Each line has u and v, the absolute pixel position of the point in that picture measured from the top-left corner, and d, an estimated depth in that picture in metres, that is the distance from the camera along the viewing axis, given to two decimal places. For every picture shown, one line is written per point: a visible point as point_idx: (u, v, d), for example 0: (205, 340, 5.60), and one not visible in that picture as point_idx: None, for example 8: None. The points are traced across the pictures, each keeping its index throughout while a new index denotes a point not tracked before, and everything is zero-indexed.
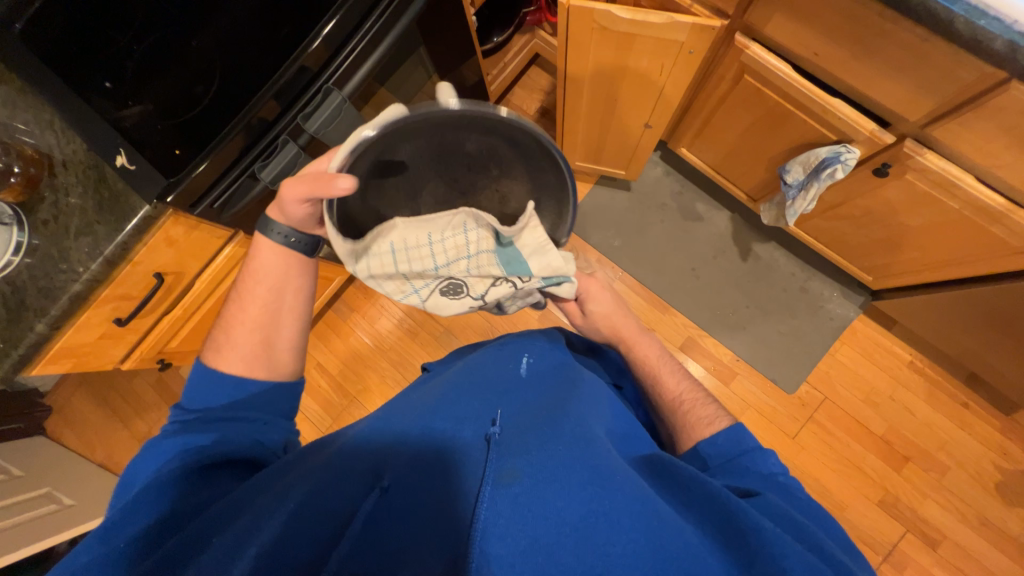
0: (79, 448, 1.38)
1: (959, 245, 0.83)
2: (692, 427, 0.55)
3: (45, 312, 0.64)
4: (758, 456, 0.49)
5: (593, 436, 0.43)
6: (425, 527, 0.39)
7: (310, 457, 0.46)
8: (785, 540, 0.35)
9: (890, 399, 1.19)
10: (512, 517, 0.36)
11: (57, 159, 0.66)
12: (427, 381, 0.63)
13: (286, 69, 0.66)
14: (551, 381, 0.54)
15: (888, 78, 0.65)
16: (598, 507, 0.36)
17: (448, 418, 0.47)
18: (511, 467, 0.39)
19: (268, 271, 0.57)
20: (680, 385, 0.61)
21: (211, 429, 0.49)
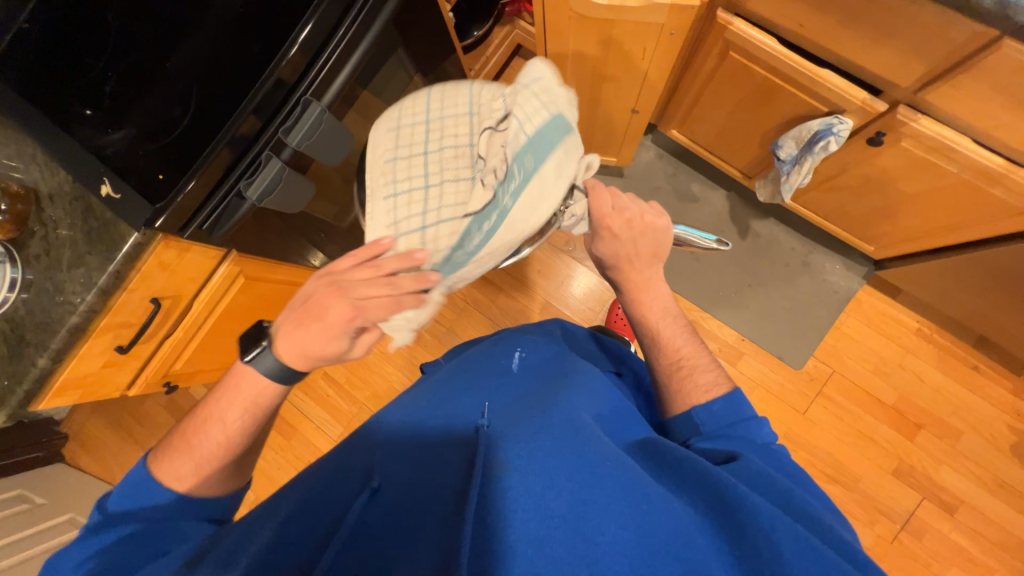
0: (98, 473, 1.40)
1: (959, 210, 0.81)
2: (687, 395, 0.55)
3: (46, 345, 0.64)
4: (752, 424, 0.50)
5: (582, 424, 0.42)
6: (415, 522, 0.38)
7: (305, 470, 0.46)
8: (773, 513, 0.35)
9: (899, 367, 1.18)
10: (499, 511, 0.35)
11: (43, 194, 0.66)
12: (421, 380, 0.63)
13: (263, 81, 0.64)
14: (544, 372, 0.54)
15: (876, 45, 0.64)
16: (587, 495, 0.35)
17: (444, 417, 0.48)
18: (501, 460, 0.39)
19: (249, 399, 0.53)
20: (681, 348, 0.59)
21: (135, 522, 0.48)
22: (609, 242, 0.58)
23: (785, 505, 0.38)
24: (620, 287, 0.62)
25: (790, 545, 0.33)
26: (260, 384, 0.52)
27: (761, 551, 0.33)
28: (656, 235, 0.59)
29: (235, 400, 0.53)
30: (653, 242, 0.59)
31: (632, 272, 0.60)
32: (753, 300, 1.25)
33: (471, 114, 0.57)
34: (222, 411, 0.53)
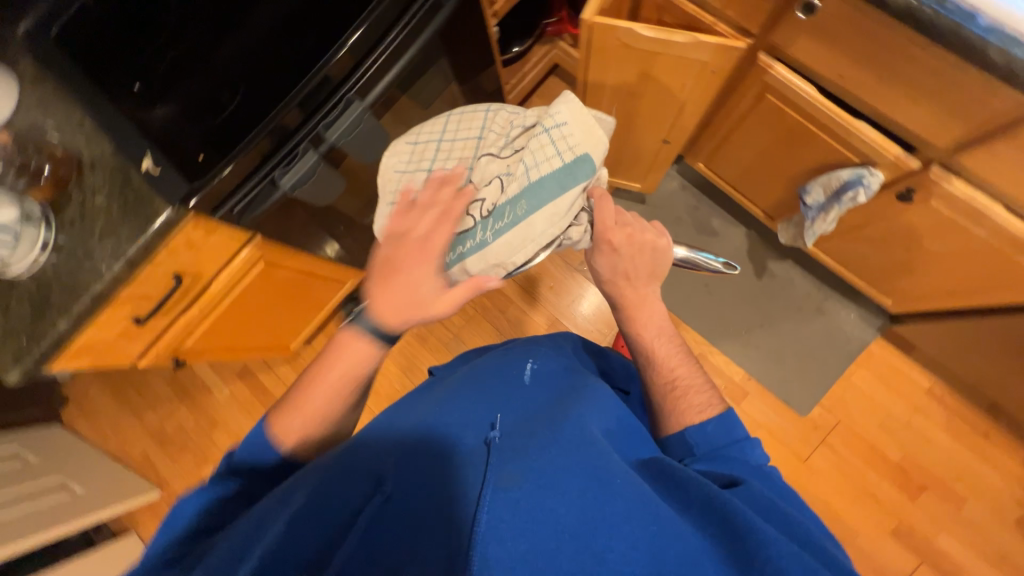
0: (92, 438, 1.41)
1: (983, 274, 0.81)
2: (682, 414, 0.53)
3: (69, 309, 0.65)
4: (746, 446, 0.50)
5: (591, 440, 0.42)
6: (425, 527, 0.38)
7: (315, 461, 0.44)
8: (781, 540, 0.35)
9: (906, 425, 1.16)
10: (512, 521, 0.36)
11: (84, 160, 0.68)
12: (432, 385, 0.62)
13: (309, 78, 0.67)
14: (556, 385, 0.53)
15: (916, 105, 0.64)
16: (599, 515, 0.36)
17: (455, 424, 0.46)
18: (511, 471, 0.39)
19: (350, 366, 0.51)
20: (675, 370, 0.57)
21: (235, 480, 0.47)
22: (606, 254, 0.57)
23: (791, 532, 0.38)
24: (613, 302, 0.61)
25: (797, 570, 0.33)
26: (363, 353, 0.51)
27: None
28: (654, 255, 0.58)
29: (342, 365, 0.51)
30: (650, 260, 0.58)
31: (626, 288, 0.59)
32: (763, 340, 1.24)
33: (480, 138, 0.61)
34: (327, 378, 0.51)
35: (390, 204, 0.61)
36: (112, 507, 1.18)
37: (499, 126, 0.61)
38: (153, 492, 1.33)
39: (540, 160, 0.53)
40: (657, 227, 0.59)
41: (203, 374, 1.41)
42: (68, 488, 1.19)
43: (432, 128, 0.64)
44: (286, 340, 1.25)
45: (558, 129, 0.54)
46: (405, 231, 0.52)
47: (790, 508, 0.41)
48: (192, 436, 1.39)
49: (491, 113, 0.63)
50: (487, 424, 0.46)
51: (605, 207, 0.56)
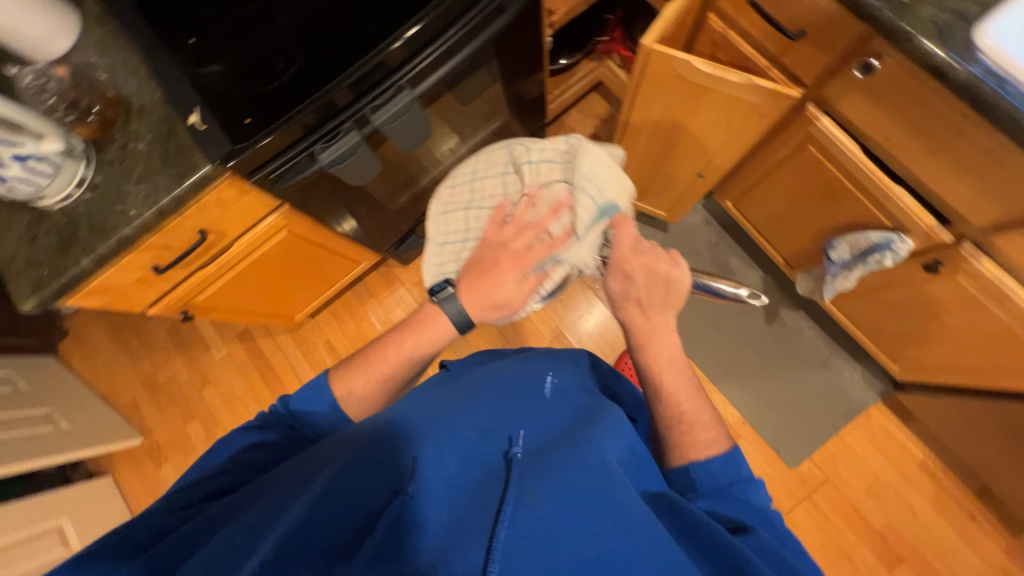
0: (85, 375, 1.42)
1: (996, 356, 0.80)
2: (686, 450, 0.52)
3: (92, 248, 0.66)
4: (750, 486, 0.49)
5: (611, 468, 0.42)
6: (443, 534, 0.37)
7: (340, 441, 0.48)
8: None
9: (894, 494, 1.15)
10: (532, 541, 0.36)
11: (133, 105, 0.69)
12: (448, 379, 0.61)
13: (366, 61, 0.67)
14: (576, 402, 0.53)
15: (958, 179, 0.64)
16: (616, 546, 0.36)
17: (475, 431, 0.46)
18: (534, 490, 0.39)
19: (425, 341, 0.59)
20: (684, 403, 0.54)
21: (275, 428, 0.57)
22: (618, 280, 0.56)
23: None
24: (625, 328, 0.59)
25: None
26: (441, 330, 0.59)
27: None
28: (669, 283, 0.56)
29: (415, 339, 0.59)
30: (665, 289, 0.57)
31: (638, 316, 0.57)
32: (764, 386, 1.23)
33: (506, 175, 0.65)
34: (401, 347, 0.59)
35: (443, 242, 0.66)
36: (97, 447, 1.21)
37: (522, 159, 0.64)
38: (135, 439, 1.33)
39: (572, 193, 0.59)
40: (671, 253, 0.57)
41: (204, 330, 1.42)
42: (54, 421, 1.19)
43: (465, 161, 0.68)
44: (292, 311, 1.26)
45: (583, 162, 0.61)
46: (502, 242, 0.59)
47: (795, 559, 0.42)
48: (183, 389, 1.39)
49: (512, 147, 0.66)
50: (506, 436, 0.46)
51: (625, 236, 0.57)
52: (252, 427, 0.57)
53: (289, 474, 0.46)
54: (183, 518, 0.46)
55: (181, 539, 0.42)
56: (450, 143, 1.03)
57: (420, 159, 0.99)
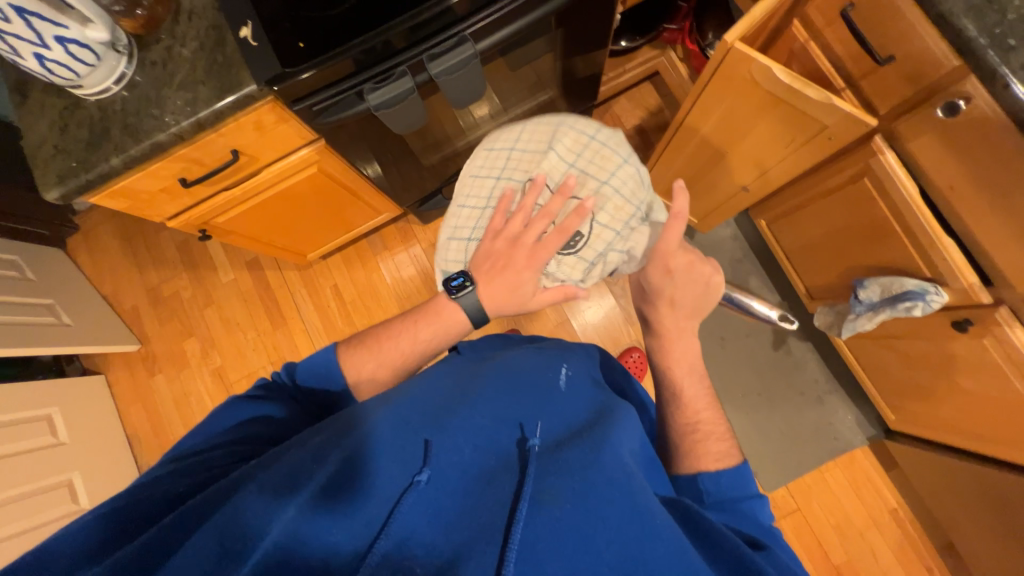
0: (90, 275, 1.42)
1: (1000, 424, 0.80)
2: (697, 459, 0.53)
3: (125, 149, 0.64)
4: (756, 504, 0.49)
5: (629, 469, 0.41)
6: (461, 525, 0.38)
7: (353, 417, 0.47)
8: None
9: (859, 535, 1.17)
10: (553, 546, 0.35)
11: (183, 7, 0.65)
12: (466, 360, 0.62)
13: (433, 5, 0.63)
14: (590, 398, 0.53)
15: (1015, 242, 0.62)
16: (638, 553, 0.36)
17: (491, 419, 0.46)
18: (552, 487, 0.39)
19: (437, 325, 0.60)
20: (701, 414, 0.56)
21: (280, 402, 0.55)
22: (659, 273, 0.58)
23: None
24: (651, 327, 0.61)
25: None
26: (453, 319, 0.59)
27: None
28: (706, 289, 0.60)
29: (430, 324, 0.60)
30: (699, 293, 0.59)
31: (672, 313, 0.59)
32: (756, 409, 1.24)
33: (548, 152, 0.64)
34: (414, 329, 0.60)
35: (464, 203, 0.66)
36: (90, 346, 1.22)
37: (568, 144, 0.63)
38: (132, 345, 1.34)
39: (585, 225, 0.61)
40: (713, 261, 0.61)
41: (213, 251, 1.41)
42: (54, 314, 1.20)
43: (523, 126, 0.66)
44: (305, 249, 1.25)
45: (615, 204, 0.61)
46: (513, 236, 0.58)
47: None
48: (184, 306, 1.40)
49: (562, 127, 0.65)
50: (521, 427, 0.46)
51: (674, 232, 0.56)
52: (251, 399, 0.54)
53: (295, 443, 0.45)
54: (188, 485, 0.42)
55: (178, 522, 0.37)
56: (485, 111, 0.99)
57: (457, 121, 0.95)
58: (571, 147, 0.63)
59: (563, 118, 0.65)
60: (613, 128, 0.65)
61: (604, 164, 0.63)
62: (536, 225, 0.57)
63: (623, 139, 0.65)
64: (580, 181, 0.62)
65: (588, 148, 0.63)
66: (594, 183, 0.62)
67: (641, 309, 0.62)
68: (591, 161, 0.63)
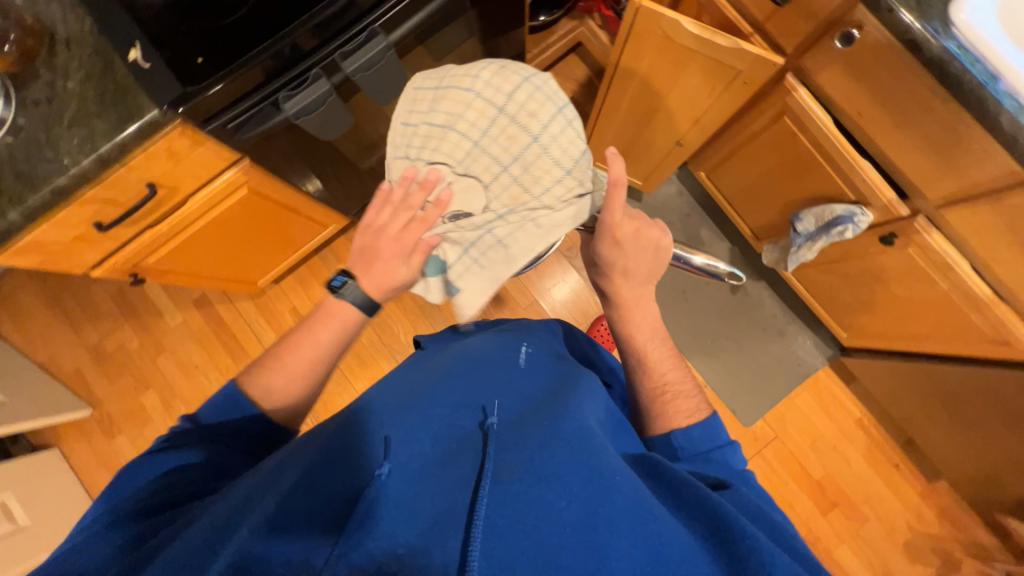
0: (19, 344, 1.30)
1: (933, 322, 0.88)
2: (669, 417, 0.55)
3: (22, 200, 0.58)
4: (728, 450, 0.52)
5: (589, 435, 0.43)
6: (421, 510, 0.37)
7: (310, 437, 0.46)
8: (776, 550, 0.35)
9: (833, 449, 1.27)
10: (515, 515, 0.36)
11: (59, 36, 0.60)
12: (427, 357, 0.62)
13: (334, 1, 0.61)
14: (550, 374, 0.55)
15: (921, 155, 0.67)
16: (599, 510, 0.37)
17: (451, 409, 0.47)
18: (511, 462, 0.40)
19: (336, 325, 0.55)
20: (667, 375, 0.59)
21: (198, 446, 0.49)
22: (610, 245, 0.57)
23: (777, 537, 0.39)
24: (608, 298, 0.62)
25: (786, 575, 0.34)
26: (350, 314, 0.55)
27: None
28: (655, 253, 0.59)
29: (328, 325, 0.55)
30: (646, 259, 0.59)
31: (626, 282, 0.60)
32: (725, 352, 1.30)
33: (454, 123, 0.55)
34: (314, 333, 0.55)
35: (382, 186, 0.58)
36: (37, 420, 1.12)
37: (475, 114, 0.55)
38: (83, 410, 1.25)
39: (485, 210, 0.55)
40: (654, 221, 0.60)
41: (155, 296, 1.32)
42: None
43: (427, 92, 0.57)
44: (254, 276, 1.19)
45: (526, 187, 0.55)
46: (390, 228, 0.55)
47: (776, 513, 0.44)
48: (133, 358, 1.31)
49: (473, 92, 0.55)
50: (481, 410, 0.47)
51: (615, 206, 0.54)
52: (161, 451, 0.49)
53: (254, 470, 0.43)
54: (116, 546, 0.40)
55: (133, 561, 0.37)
56: None
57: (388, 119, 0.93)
58: (476, 121, 0.55)
59: (472, 83, 0.56)
60: (532, 95, 0.56)
61: (515, 138, 0.55)
62: (415, 220, 0.54)
63: (546, 108, 0.56)
64: (484, 159, 0.55)
65: (498, 119, 0.55)
66: (502, 163, 0.55)
67: (597, 284, 0.62)
68: (499, 137, 0.55)
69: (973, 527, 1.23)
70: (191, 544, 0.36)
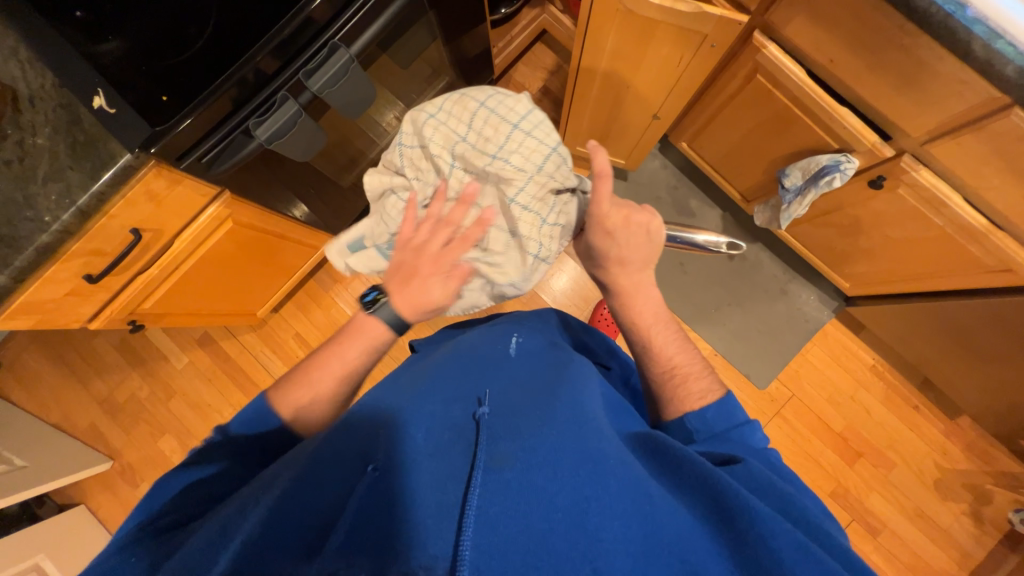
0: (31, 408, 1.30)
1: (933, 260, 0.87)
2: (682, 400, 0.54)
3: (7, 262, 0.58)
4: (746, 430, 0.51)
5: (583, 419, 0.43)
6: (413, 504, 0.38)
7: (305, 445, 0.46)
8: (773, 516, 0.36)
9: (851, 399, 1.27)
10: (506, 503, 0.36)
11: (22, 94, 0.58)
12: (420, 359, 0.63)
13: (290, 19, 0.60)
14: (544, 361, 0.55)
15: (900, 94, 0.66)
16: (591, 493, 0.37)
17: (444, 403, 0.47)
18: (504, 451, 0.40)
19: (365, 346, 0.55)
20: (674, 357, 0.59)
21: (222, 456, 0.47)
22: (603, 236, 0.59)
23: (784, 509, 0.40)
24: (608, 288, 0.63)
25: (790, 551, 0.34)
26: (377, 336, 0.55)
27: (761, 556, 0.35)
28: (647, 237, 0.60)
29: (354, 344, 0.55)
30: (638, 249, 0.60)
31: (624, 271, 0.61)
32: (730, 318, 1.30)
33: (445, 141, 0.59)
34: (340, 351, 0.55)
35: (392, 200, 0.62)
36: (60, 480, 1.12)
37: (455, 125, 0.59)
38: (103, 463, 1.25)
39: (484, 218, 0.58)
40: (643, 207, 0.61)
41: (158, 341, 1.32)
42: (5, 461, 1.10)
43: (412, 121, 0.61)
44: (252, 308, 1.19)
45: (515, 180, 0.57)
46: (417, 245, 0.55)
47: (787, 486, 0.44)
48: (146, 406, 1.31)
49: (446, 108, 0.60)
50: (475, 399, 0.47)
51: (601, 196, 0.56)
52: (188, 465, 0.46)
53: (250, 484, 0.42)
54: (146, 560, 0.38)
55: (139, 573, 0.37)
56: (391, 115, 0.95)
57: (365, 132, 0.92)
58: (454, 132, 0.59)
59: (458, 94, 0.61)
60: (514, 100, 0.60)
61: (494, 134, 0.58)
62: (442, 230, 0.55)
63: (524, 108, 0.60)
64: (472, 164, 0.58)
65: (477, 120, 0.59)
66: (489, 161, 0.57)
67: (596, 276, 0.63)
68: (481, 137, 0.58)
69: (999, 458, 1.23)
70: (188, 556, 0.36)
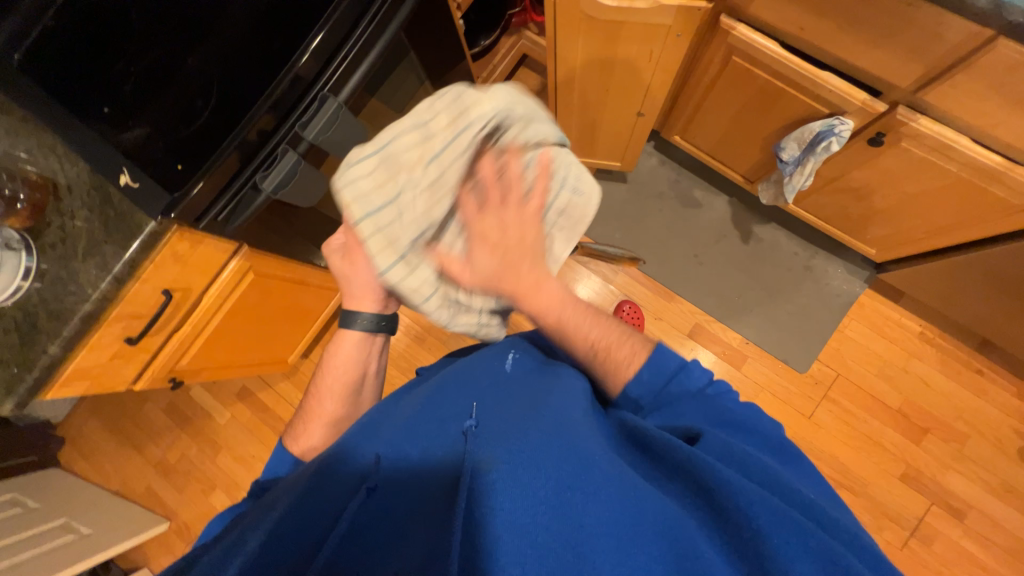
0: (92, 479, 1.38)
1: (957, 209, 0.83)
2: (614, 371, 0.52)
3: (58, 333, 0.64)
4: (682, 375, 0.51)
5: (570, 422, 0.43)
6: (409, 530, 0.39)
7: (302, 473, 0.46)
8: (749, 488, 0.36)
9: (903, 372, 1.18)
10: (493, 503, 0.35)
11: (61, 183, 0.66)
12: (415, 385, 0.63)
13: (280, 80, 0.66)
14: (535, 372, 0.55)
15: (877, 47, 0.66)
16: (575, 483, 0.36)
17: (438, 422, 0.47)
18: (490, 454, 0.39)
19: (343, 363, 0.64)
20: (593, 333, 0.53)
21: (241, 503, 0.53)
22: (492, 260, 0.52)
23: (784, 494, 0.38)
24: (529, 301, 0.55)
25: (780, 529, 0.33)
26: (351, 345, 0.65)
27: (750, 538, 0.34)
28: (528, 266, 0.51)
29: (334, 360, 0.65)
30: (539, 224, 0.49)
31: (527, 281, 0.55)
32: (757, 304, 1.26)
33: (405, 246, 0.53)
34: (327, 375, 0.65)
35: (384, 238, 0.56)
36: (123, 542, 1.16)
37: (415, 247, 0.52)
38: (161, 524, 1.30)
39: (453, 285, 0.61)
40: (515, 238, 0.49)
41: (201, 400, 1.39)
42: (73, 529, 1.16)
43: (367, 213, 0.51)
44: (283, 355, 1.24)
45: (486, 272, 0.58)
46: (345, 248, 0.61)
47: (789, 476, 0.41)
48: (196, 463, 1.36)
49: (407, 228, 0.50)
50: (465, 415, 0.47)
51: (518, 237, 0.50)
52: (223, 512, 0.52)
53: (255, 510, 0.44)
54: None
55: None
56: None
57: None
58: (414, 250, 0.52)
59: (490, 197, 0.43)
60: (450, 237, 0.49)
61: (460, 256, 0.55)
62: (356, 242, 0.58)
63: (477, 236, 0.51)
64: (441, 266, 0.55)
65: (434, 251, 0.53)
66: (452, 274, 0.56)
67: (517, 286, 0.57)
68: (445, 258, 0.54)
69: None
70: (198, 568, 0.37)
